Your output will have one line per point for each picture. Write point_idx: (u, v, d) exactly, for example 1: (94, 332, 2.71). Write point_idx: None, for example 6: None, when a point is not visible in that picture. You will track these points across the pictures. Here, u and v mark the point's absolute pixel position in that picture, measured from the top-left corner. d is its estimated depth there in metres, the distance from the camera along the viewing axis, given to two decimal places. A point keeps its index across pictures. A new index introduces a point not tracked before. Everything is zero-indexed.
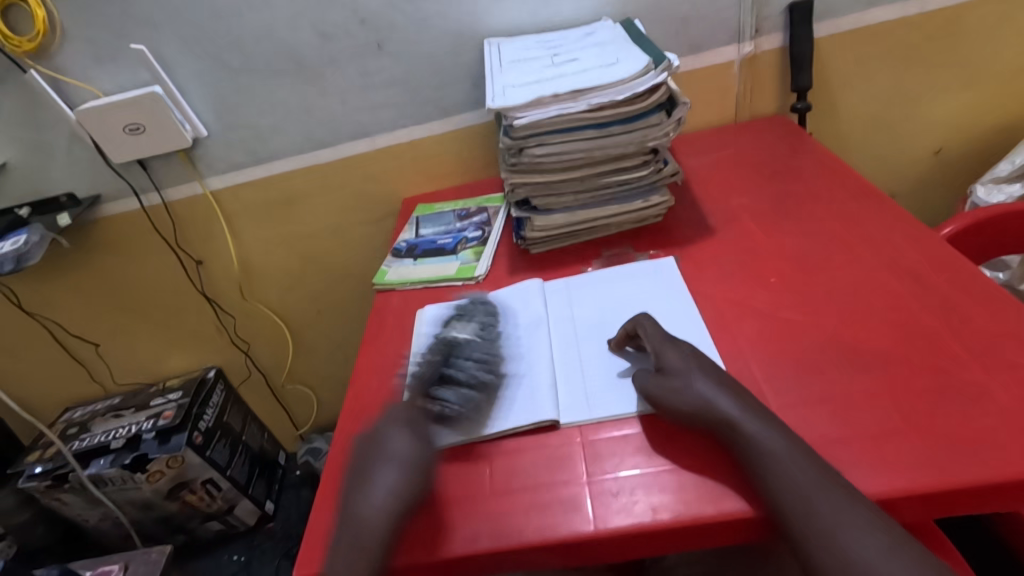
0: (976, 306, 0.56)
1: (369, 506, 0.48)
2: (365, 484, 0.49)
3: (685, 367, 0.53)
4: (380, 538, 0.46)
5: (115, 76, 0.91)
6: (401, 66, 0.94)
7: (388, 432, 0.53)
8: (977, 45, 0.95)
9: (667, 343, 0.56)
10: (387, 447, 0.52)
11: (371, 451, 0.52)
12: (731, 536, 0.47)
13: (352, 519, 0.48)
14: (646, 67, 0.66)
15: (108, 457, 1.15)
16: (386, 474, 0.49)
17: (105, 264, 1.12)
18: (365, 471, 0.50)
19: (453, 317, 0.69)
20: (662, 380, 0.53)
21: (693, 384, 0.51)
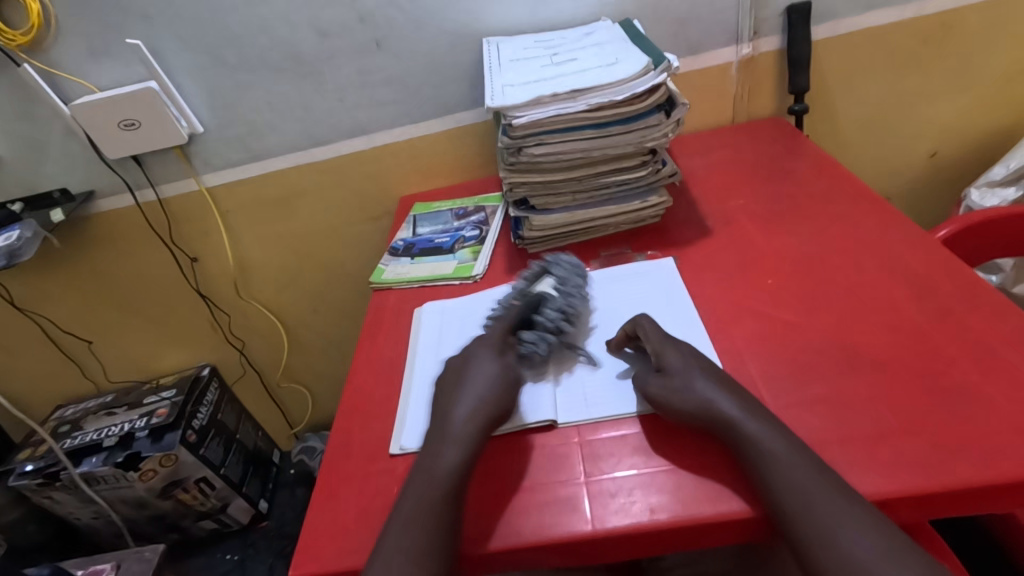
0: (971, 308, 0.56)
1: (455, 422, 0.52)
2: (445, 422, 0.53)
3: (683, 368, 0.53)
4: (461, 449, 0.50)
5: (110, 71, 0.90)
6: (400, 64, 0.93)
7: (475, 359, 0.57)
8: (973, 49, 0.96)
9: (665, 343, 0.57)
10: (471, 374, 0.56)
11: (455, 377, 0.57)
12: (729, 537, 0.47)
13: (445, 436, 0.52)
14: (646, 67, 0.66)
15: (100, 455, 1.14)
16: (477, 395, 0.54)
17: (98, 260, 1.11)
18: (451, 395, 0.55)
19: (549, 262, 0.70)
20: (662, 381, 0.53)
21: (693, 384, 0.51)
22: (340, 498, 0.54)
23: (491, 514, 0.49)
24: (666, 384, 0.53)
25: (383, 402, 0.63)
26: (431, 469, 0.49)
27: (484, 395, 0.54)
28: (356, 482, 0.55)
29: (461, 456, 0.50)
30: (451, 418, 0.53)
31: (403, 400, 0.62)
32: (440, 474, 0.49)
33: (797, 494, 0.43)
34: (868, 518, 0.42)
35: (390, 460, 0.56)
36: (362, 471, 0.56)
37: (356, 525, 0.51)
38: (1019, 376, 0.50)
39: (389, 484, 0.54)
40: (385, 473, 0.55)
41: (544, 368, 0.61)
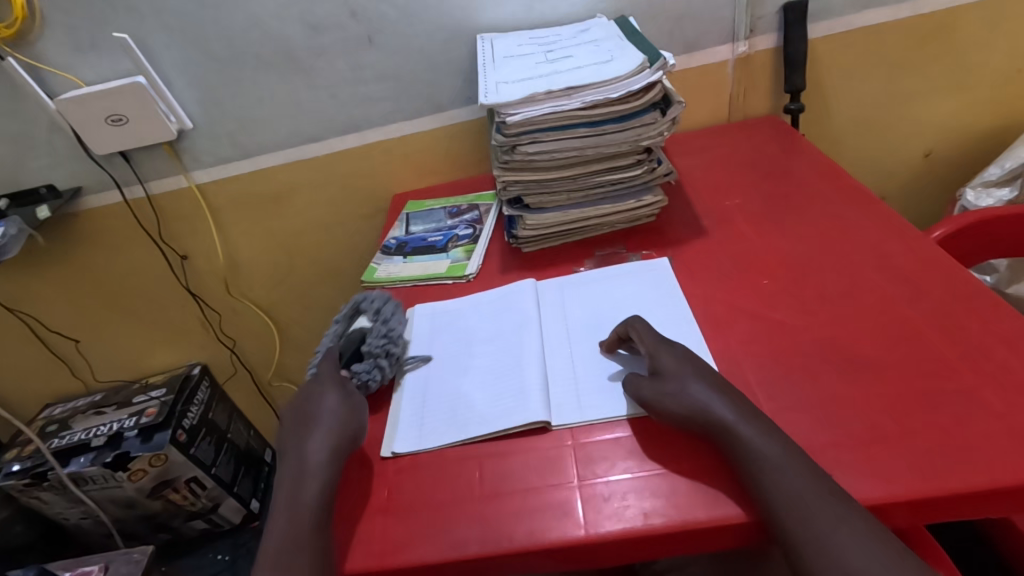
0: (967, 310, 0.56)
1: (310, 437, 0.54)
2: (301, 455, 0.53)
3: (675, 370, 0.53)
4: (326, 451, 0.52)
5: (96, 65, 0.89)
6: (393, 60, 0.92)
7: (314, 395, 0.58)
8: (968, 49, 0.95)
9: (658, 345, 0.56)
10: (314, 410, 0.56)
11: (300, 407, 0.57)
12: (724, 541, 0.46)
13: (307, 443, 0.53)
14: (642, 65, 0.65)
15: (88, 455, 1.13)
16: (325, 407, 0.56)
17: (86, 257, 1.09)
18: (307, 416, 0.56)
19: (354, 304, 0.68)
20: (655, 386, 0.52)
21: (687, 388, 0.51)
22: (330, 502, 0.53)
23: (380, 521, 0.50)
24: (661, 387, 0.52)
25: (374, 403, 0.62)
26: (299, 479, 0.51)
27: (333, 415, 0.55)
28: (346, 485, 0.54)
29: (325, 457, 0.52)
30: (310, 434, 0.54)
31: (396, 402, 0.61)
32: (309, 478, 0.51)
33: (793, 497, 0.43)
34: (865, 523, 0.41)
35: (381, 463, 0.56)
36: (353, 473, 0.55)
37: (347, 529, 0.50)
38: (1016, 379, 0.49)
39: (380, 487, 0.53)
40: (376, 476, 0.54)
41: (538, 369, 0.60)
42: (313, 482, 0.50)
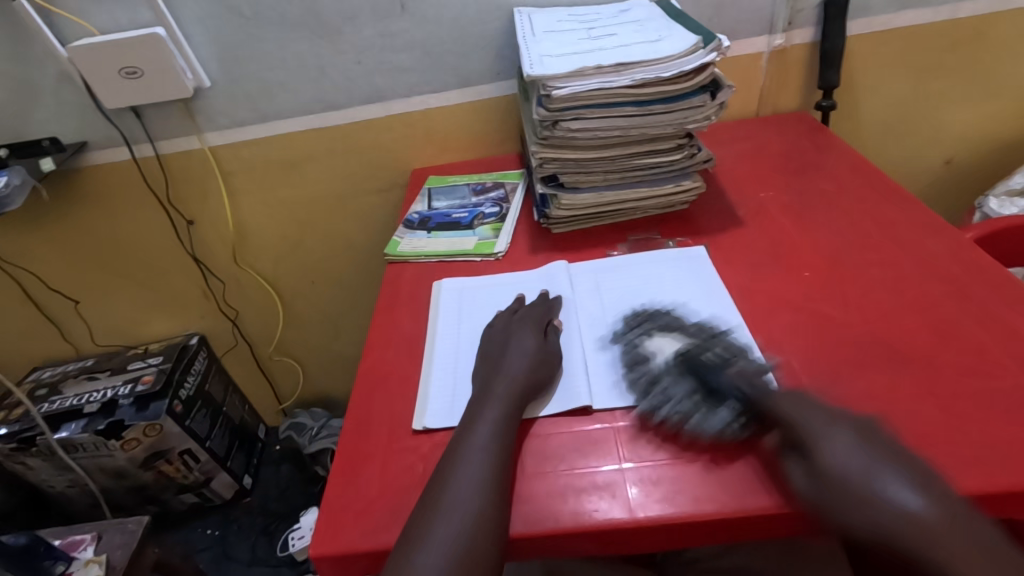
0: (1012, 311, 0.56)
1: (501, 385, 0.52)
2: (469, 430, 0.49)
3: (817, 429, 0.44)
4: (500, 406, 0.51)
5: (113, 13, 0.84)
6: (423, 30, 0.89)
7: (512, 331, 0.59)
8: (1000, 57, 0.95)
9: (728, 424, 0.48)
10: (507, 350, 0.56)
11: (492, 346, 0.58)
12: (772, 531, 0.45)
13: (490, 396, 0.52)
14: (695, 45, 0.64)
15: (80, 422, 1.10)
16: (515, 357, 0.55)
17: (88, 217, 1.05)
18: (491, 363, 0.56)
19: (640, 316, 0.61)
20: (814, 479, 0.42)
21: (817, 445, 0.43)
22: (359, 475, 0.51)
23: (534, 499, 0.47)
24: (830, 448, 0.43)
25: (403, 377, 0.60)
26: (472, 436, 0.49)
27: (528, 355, 0.55)
28: (378, 460, 0.52)
29: (501, 413, 0.50)
30: (481, 406, 0.51)
31: (426, 377, 0.59)
32: (478, 450, 0.47)
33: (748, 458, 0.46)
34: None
35: (413, 438, 0.54)
36: (384, 448, 0.53)
37: (379, 502, 0.49)
38: None
39: (413, 461, 0.52)
40: (408, 450, 0.53)
41: (576, 350, 0.59)
42: (488, 438, 0.48)
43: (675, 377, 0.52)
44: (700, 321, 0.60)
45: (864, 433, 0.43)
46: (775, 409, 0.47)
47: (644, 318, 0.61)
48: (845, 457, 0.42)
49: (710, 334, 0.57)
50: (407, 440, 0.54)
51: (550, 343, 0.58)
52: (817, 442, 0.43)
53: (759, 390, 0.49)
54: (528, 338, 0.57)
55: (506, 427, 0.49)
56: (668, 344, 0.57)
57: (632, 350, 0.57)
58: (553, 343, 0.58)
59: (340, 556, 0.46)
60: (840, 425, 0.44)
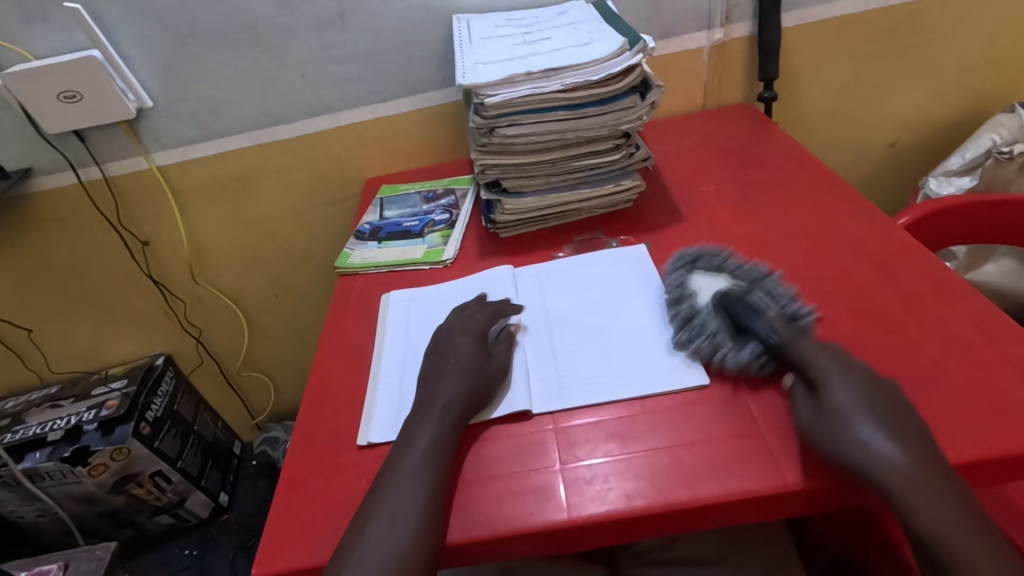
0: (936, 294, 0.58)
1: (439, 402, 0.53)
2: (407, 447, 0.50)
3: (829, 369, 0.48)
4: (433, 423, 0.51)
5: (47, 37, 0.83)
6: (365, 40, 0.89)
7: (454, 343, 0.59)
8: (933, 42, 0.98)
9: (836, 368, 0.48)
10: (444, 364, 0.57)
11: (433, 358, 0.58)
12: (707, 522, 0.47)
13: (427, 412, 0.52)
14: (622, 48, 0.65)
15: (44, 450, 1.08)
16: (453, 374, 0.55)
17: (39, 243, 1.04)
18: (431, 377, 0.56)
19: (690, 256, 0.65)
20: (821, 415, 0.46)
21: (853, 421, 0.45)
22: (304, 492, 0.52)
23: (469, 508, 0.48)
24: (837, 397, 0.46)
25: (350, 391, 0.61)
26: (408, 454, 0.49)
27: (465, 372, 0.55)
28: (323, 477, 0.53)
29: (435, 430, 0.51)
30: (420, 425, 0.52)
31: (373, 389, 0.60)
32: (415, 469, 0.48)
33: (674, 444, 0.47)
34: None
35: (358, 452, 0.54)
36: (330, 463, 0.54)
37: (323, 518, 0.49)
38: (981, 358, 0.51)
39: (357, 475, 0.52)
40: (352, 464, 0.53)
41: (519, 357, 0.59)
42: (422, 457, 0.49)
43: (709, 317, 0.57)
44: (750, 263, 0.63)
45: (877, 388, 0.47)
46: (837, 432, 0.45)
47: (689, 260, 0.65)
48: (841, 400, 0.46)
49: (757, 279, 0.60)
50: (353, 454, 0.54)
51: (494, 358, 0.58)
52: (824, 382, 0.48)
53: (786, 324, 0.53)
54: (468, 355, 0.57)
55: (443, 443, 0.50)
56: (712, 283, 0.62)
57: (681, 287, 0.62)
58: (498, 358, 0.58)
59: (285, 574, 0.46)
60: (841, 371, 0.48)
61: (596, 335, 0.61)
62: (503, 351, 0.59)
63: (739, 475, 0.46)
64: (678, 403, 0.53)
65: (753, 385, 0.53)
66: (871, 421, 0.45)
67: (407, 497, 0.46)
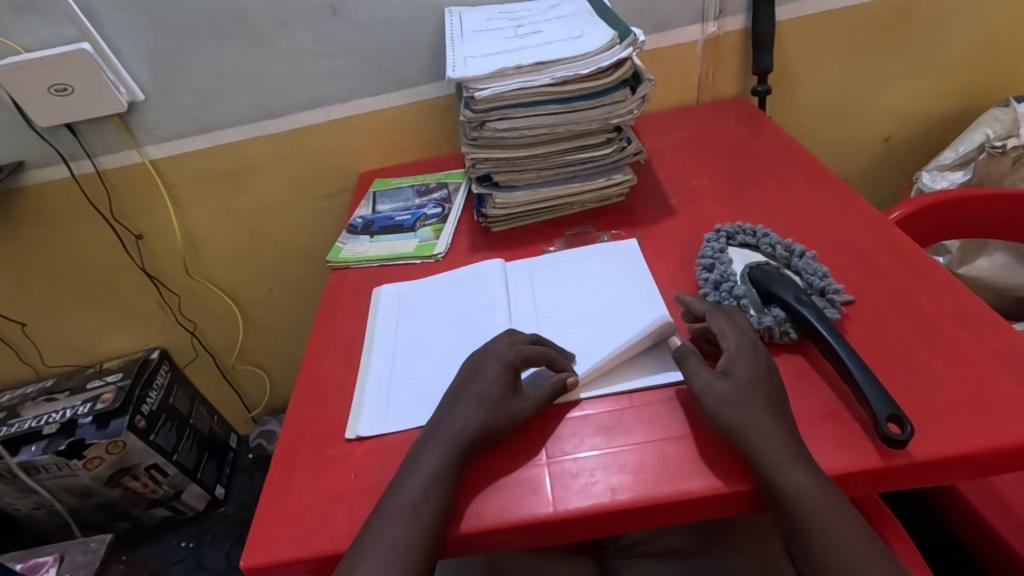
0: (924, 289, 0.58)
1: (446, 428, 0.51)
2: (416, 469, 0.49)
3: (742, 346, 0.52)
4: (442, 454, 0.49)
5: (37, 30, 0.83)
6: (357, 33, 0.89)
7: (480, 367, 0.55)
8: (929, 35, 0.98)
9: (748, 351, 0.51)
10: (472, 377, 0.54)
11: (459, 383, 0.54)
12: (689, 516, 0.47)
13: (436, 439, 0.50)
14: (612, 41, 0.65)
15: (40, 443, 1.08)
16: (466, 400, 0.52)
17: (32, 237, 1.04)
18: (448, 402, 0.53)
19: (728, 229, 0.66)
20: (727, 384, 0.49)
21: (751, 403, 0.48)
22: (293, 485, 0.52)
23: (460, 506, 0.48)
24: (742, 374, 0.50)
25: (340, 385, 0.61)
26: (410, 471, 0.49)
27: (485, 403, 0.51)
28: (312, 472, 0.53)
29: (443, 461, 0.48)
30: (431, 446, 0.50)
31: (362, 382, 0.60)
32: (420, 490, 0.47)
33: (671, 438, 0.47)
34: (820, 488, 0.44)
35: (346, 446, 0.55)
36: (319, 456, 0.54)
37: (311, 511, 0.50)
38: (967, 353, 0.51)
39: (346, 469, 0.53)
40: (341, 458, 0.54)
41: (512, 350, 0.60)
42: (422, 479, 0.47)
43: (741, 286, 0.58)
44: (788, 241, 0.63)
45: (771, 372, 0.50)
46: (732, 407, 0.48)
47: (726, 235, 0.65)
48: (747, 375, 0.50)
49: (794, 255, 0.61)
50: (342, 447, 0.55)
51: (521, 397, 0.53)
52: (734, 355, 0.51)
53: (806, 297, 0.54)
54: (494, 385, 0.53)
55: (450, 471, 0.48)
56: (746, 256, 0.63)
57: (715, 257, 0.63)
58: (525, 401, 0.52)
59: (272, 566, 0.47)
60: (757, 351, 0.51)
61: (588, 330, 0.60)
62: (538, 392, 0.53)
63: (724, 468, 0.47)
64: (666, 397, 0.53)
65: (773, 350, 0.55)
66: (760, 396, 0.48)
67: (401, 506, 0.47)
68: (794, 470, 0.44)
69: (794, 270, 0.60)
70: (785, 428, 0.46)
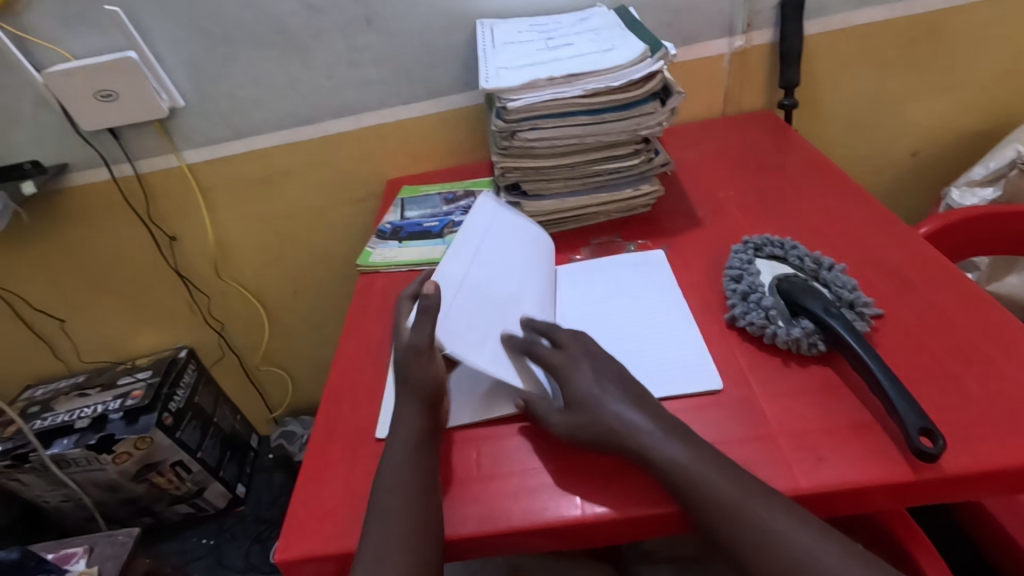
0: (955, 305, 0.58)
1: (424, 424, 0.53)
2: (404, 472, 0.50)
3: (567, 362, 0.54)
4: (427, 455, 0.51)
5: (87, 38, 0.87)
6: (390, 43, 0.91)
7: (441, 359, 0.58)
8: (958, 51, 0.97)
9: (568, 360, 0.54)
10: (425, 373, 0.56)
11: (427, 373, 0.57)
12: None
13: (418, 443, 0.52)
14: (643, 54, 0.66)
15: (71, 437, 1.11)
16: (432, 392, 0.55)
17: (71, 236, 1.07)
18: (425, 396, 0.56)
19: (756, 241, 0.66)
20: (568, 414, 0.51)
21: (608, 412, 0.50)
22: (326, 482, 0.53)
23: (484, 506, 0.49)
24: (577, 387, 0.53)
25: (370, 386, 0.63)
26: (417, 464, 0.50)
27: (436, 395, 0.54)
28: (343, 470, 0.54)
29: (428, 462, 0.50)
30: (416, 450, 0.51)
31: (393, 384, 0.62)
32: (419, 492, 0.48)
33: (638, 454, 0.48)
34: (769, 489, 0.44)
35: (376, 446, 0.56)
36: (350, 454, 0.56)
37: (342, 508, 0.51)
38: (999, 369, 0.51)
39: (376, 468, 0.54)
40: (371, 457, 0.55)
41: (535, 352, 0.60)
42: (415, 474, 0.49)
43: (769, 297, 0.59)
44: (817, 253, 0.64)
45: (602, 373, 0.53)
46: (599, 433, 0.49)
47: (754, 247, 0.66)
48: (583, 390, 0.52)
49: (823, 267, 0.61)
50: (371, 446, 0.56)
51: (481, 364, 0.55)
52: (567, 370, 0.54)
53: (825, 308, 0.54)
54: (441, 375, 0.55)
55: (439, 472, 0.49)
56: (774, 268, 0.63)
57: (743, 268, 0.63)
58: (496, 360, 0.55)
59: (305, 560, 0.48)
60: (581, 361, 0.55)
61: (616, 339, 0.61)
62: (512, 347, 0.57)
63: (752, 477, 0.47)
64: (694, 405, 0.54)
65: (800, 362, 0.55)
66: (618, 403, 0.51)
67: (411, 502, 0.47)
68: (669, 446, 0.47)
69: (823, 282, 0.60)
70: (645, 411, 0.50)
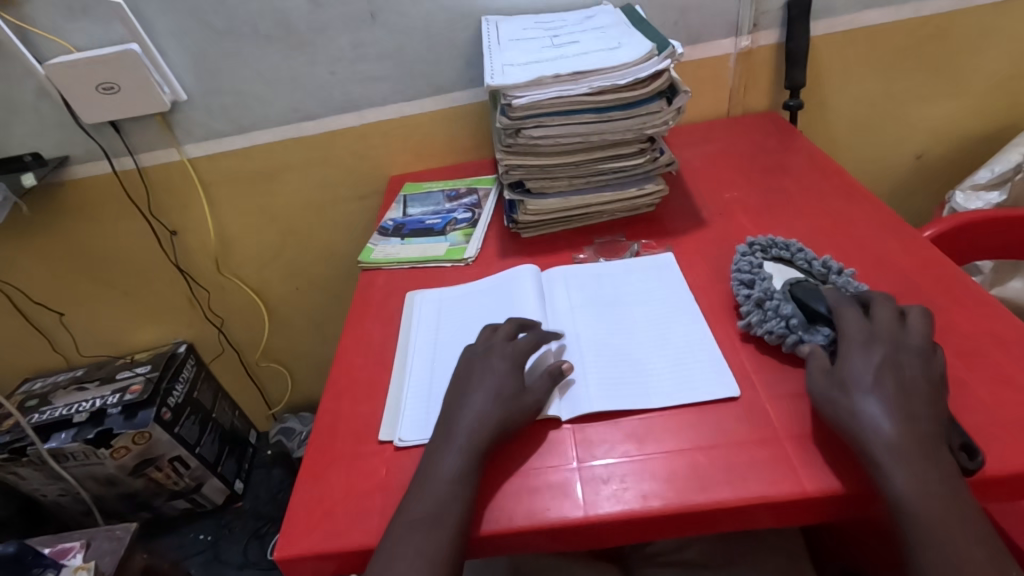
0: (961, 308, 0.57)
1: (459, 430, 0.51)
2: (431, 474, 0.49)
3: (862, 335, 0.50)
4: (459, 456, 0.49)
5: (89, 31, 0.86)
6: (394, 39, 0.91)
7: (480, 372, 0.56)
8: (965, 54, 0.97)
9: (860, 342, 0.50)
10: (475, 387, 0.55)
11: (461, 384, 0.56)
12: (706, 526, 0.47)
13: (448, 446, 0.50)
14: (650, 53, 0.66)
15: (70, 431, 1.11)
16: (466, 400, 0.54)
17: (72, 229, 1.07)
18: (453, 406, 0.54)
19: (763, 243, 0.65)
20: (833, 382, 0.49)
21: (862, 401, 0.46)
22: (326, 479, 0.53)
23: (491, 506, 0.48)
24: (848, 361, 0.49)
25: (372, 384, 0.62)
26: (426, 468, 0.50)
27: (500, 399, 0.53)
28: (344, 470, 0.54)
29: (459, 463, 0.49)
30: (441, 450, 0.50)
31: (396, 387, 0.61)
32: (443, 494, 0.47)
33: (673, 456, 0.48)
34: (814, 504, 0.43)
35: (377, 445, 0.55)
36: (352, 452, 0.55)
37: (343, 507, 0.50)
38: (1006, 374, 0.50)
39: (377, 468, 0.53)
40: (372, 455, 0.55)
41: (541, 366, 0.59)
42: (444, 482, 0.48)
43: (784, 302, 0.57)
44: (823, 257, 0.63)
45: (891, 363, 0.48)
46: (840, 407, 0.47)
47: (760, 248, 0.65)
48: (860, 370, 0.48)
49: (831, 271, 0.61)
50: (374, 446, 0.55)
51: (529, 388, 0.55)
52: (844, 349, 0.50)
53: (835, 302, 0.54)
54: (505, 379, 0.54)
55: (466, 468, 0.49)
56: (783, 271, 0.62)
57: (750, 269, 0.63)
58: (534, 392, 0.54)
59: (305, 558, 0.47)
60: (875, 345, 0.50)
61: (626, 344, 0.60)
62: (540, 383, 0.55)
63: (756, 480, 0.47)
64: (699, 407, 0.53)
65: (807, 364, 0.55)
66: (874, 391, 0.47)
67: (413, 510, 0.47)
68: None
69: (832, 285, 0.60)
70: (901, 401, 0.46)
